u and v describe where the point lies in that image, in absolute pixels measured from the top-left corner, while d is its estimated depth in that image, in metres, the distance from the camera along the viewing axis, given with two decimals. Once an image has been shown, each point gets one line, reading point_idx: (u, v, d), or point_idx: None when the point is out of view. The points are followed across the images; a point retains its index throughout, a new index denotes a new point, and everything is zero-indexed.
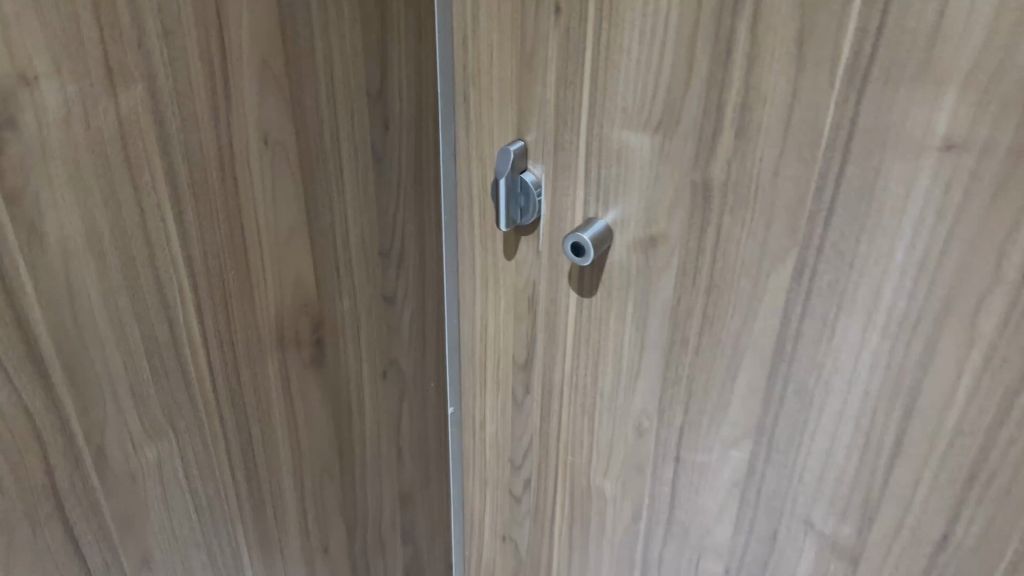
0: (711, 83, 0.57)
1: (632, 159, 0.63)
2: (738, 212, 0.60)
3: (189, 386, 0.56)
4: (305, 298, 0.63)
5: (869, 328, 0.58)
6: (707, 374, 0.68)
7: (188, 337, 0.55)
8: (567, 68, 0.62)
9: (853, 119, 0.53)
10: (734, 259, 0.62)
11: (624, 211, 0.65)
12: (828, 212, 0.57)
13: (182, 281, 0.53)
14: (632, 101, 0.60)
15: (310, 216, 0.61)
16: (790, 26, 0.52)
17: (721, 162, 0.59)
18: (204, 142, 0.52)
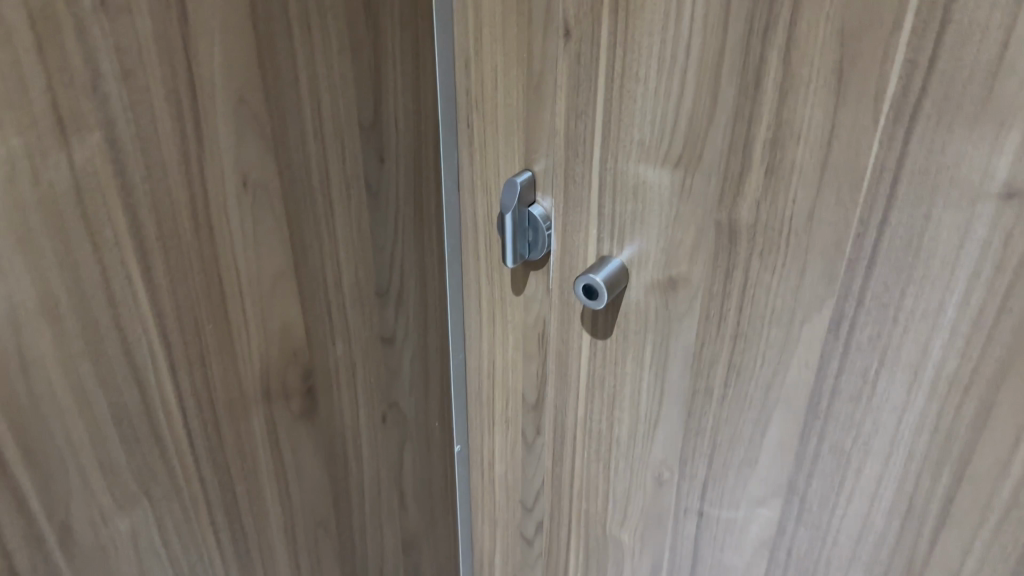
0: (738, 115, 0.51)
1: (650, 195, 0.57)
2: (768, 256, 0.54)
3: (164, 451, 0.51)
4: (293, 348, 0.58)
5: (915, 388, 0.52)
6: (734, 427, 0.62)
7: (161, 398, 0.50)
8: (578, 95, 0.56)
9: (901, 159, 0.47)
10: (764, 307, 0.56)
11: (641, 249, 0.60)
12: (870, 262, 0.51)
13: (153, 340, 0.49)
14: (650, 133, 0.55)
15: (296, 261, 0.56)
16: (828, 56, 0.46)
17: (750, 201, 0.53)
18: (173, 190, 0.47)
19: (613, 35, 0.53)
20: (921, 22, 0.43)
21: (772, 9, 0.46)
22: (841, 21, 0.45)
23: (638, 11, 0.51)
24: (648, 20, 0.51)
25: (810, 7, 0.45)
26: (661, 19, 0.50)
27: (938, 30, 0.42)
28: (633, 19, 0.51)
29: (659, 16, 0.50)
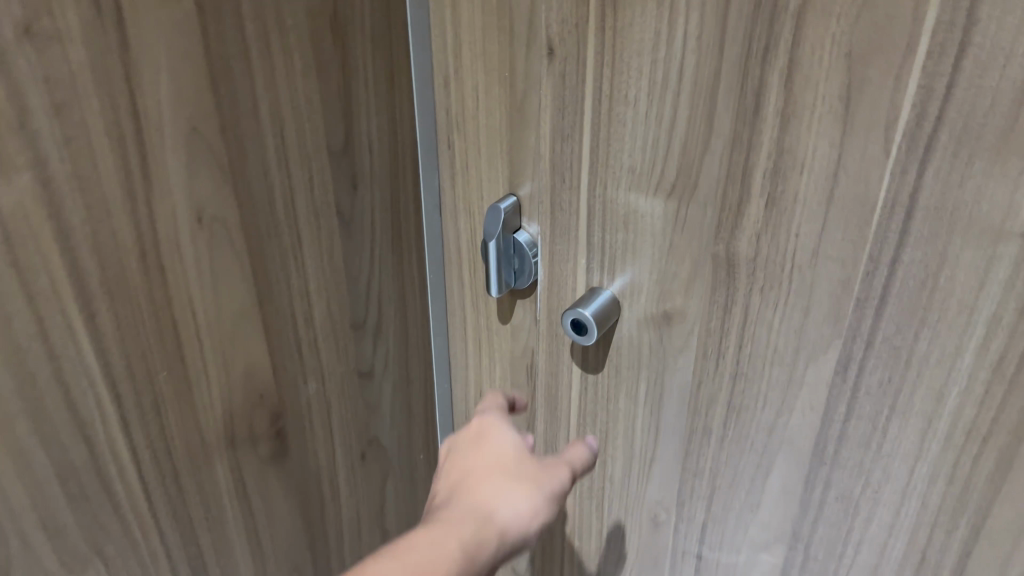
0: (735, 142, 0.46)
1: (642, 225, 0.53)
2: (769, 292, 0.50)
3: (117, 507, 0.48)
4: (259, 390, 0.54)
5: (929, 437, 0.47)
6: (734, 470, 0.57)
7: (112, 452, 0.47)
8: (563, 117, 0.52)
9: (914, 195, 0.42)
10: (764, 346, 0.52)
11: (633, 281, 0.55)
12: (880, 302, 0.46)
13: (100, 391, 0.45)
14: (641, 159, 0.50)
15: (261, 298, 0.52)
16: (834, 80, 0.41)
17: (749, 235, 0.48)
18: (119, 231, 0.43)
19: (600, 54, 0.48)
20: (937, 45, 0.38)
21: (772, 28, 0.42)
22: (849, 43, 0.40)
23: (626, 29, 0.46)
24: (637, 39, 0.46)
25: (815, 27, 0.40)
26: (650, 38, 0.46)
27: (957, 55, 0.37)
28: (621, 38, 0.47)
29: (649, 34, 0.46)
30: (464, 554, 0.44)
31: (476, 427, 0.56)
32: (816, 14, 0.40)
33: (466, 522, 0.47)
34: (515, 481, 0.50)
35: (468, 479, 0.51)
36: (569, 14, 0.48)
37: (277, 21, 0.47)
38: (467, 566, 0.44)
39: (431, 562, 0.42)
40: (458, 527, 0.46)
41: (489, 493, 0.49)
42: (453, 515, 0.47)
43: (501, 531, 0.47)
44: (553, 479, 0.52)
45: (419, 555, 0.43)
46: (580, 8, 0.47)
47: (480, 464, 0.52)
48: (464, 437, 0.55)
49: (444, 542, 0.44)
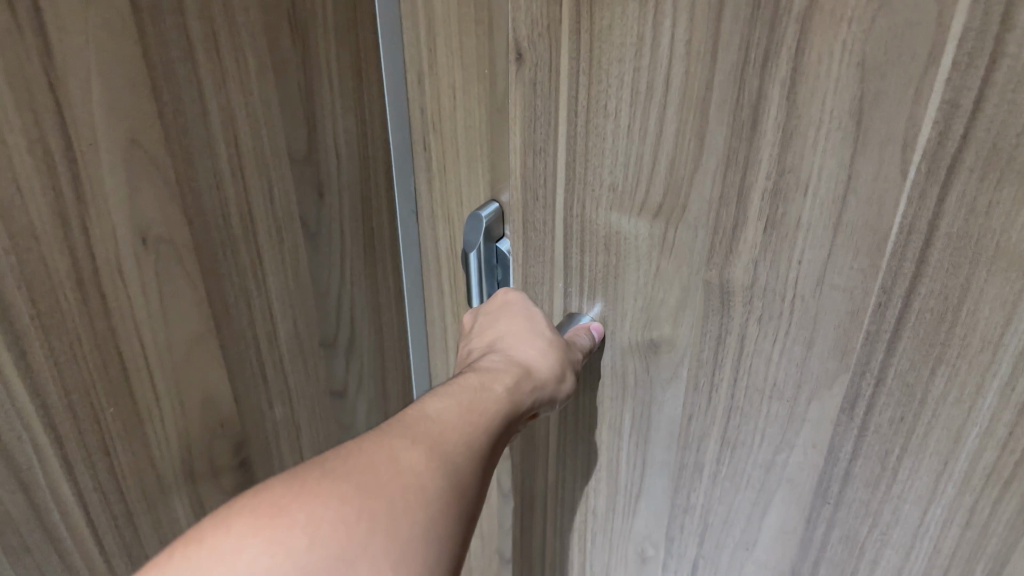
0: (730, 158, 0.36)
1: (626, 248, 0.43)
2: (768, 322, 0.39)
3: (63, 554, 0.44)
4: (221, 419, 0.50)
5: (941, 488, 0.36)
6: (728, 508, 0.47)
7: (55, 499, 0.42)
8: (535, 129, 0.44)
9: (934, 222, 0.31)
10: (762, 376, 0.40)
11: (618, 305, 0.46)
12: (893, 334, 0.34)
13: (37, 435, 0.41)
14: (623, 179, 0.41)
15: (219, 321, 0.48)
16: (845, 93, 0.31)
17: (744, 275, 0.38)
18: (50, 258, 0.38)
19: (575, 60, 0.39)
20: (965, 55, 0.27)
21: (773, 33, 0.32)
22: (862, 52, 0.30)
23: (603, 31, 0.37)
24: (617, 42, 0.37)
25: (824, 33, 0.30)
26: (632, 43, 0.36)
27: (986, 66, 0.27)
28: (598, 42, 0.37)
29: (630, 38, 0.36)
30: (511, 393, 0.41)
31: (493, 300, 0.50)
32: (823, 19, 0.30)
33: (505, 371, 0.43)
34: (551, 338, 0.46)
35: (502, 340, 0.47)
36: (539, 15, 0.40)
37: (227, 18, 0.42)
38: (514, 409, 0.40)
39: (479, 397, 0.39)
40: (501, 372, 0.42)
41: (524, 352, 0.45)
42: (492, 365, 0.43)
43: (541, 383, 0.44)
44: (579, 340, 0.47)
45: (466, 391, 0.39)
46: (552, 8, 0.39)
47: (512, 326, 0.48)
48: (485, 308, 0.50)
49: (489, 382, 0.41)
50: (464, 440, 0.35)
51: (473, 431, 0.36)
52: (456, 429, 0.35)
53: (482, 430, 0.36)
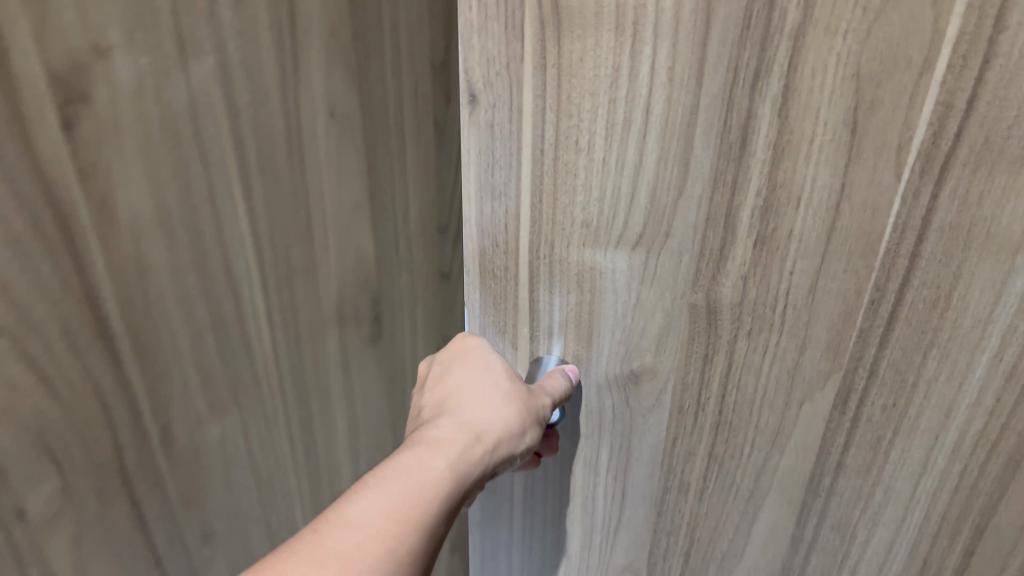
0: (716, 180, 0.40)
1: (601, 299, 0.46)
2: (758, 335, 0.43)
3: (252, 362, 0.56)
4: (365, 274, 0.63)
5: (933, 461, 0.43)
6: (724, 507, 0.51)
7: (252, 313, 0.55)
8: (494, 172, 0.45)
9: (927, 217, 0.37)
10: (750, 396, 0.46)
11: (594, 341, 0.48)
12: (886, 327, 0.40)
13: (250, 258, 0.53)
14: (597, 232, 0.44)
15: (372, 191, 0.60)
16: (838, 106, 0.35)
17: (729, 300, 0.43)
18: (273, 116, 0.50)
19: (541, 98, 0.41)
20: (959, 56, 0.32)
21: (762, 52, 0.35)
22: (857, 62, 0.34)
23: (575, 64, 0.39)
24: (589, 75, 0.39)
25: (817, 50, 0.34)
26: (607, 72, 0.39)
27: (980, 65, 0.32)
28: (568, 76, 0.40)
29: (603, 68, 0.39)
30: (454, 466, 0.43)
31: (459, 340, 0.51)
32: (818, 34, 0.34)
33: (452, 442, 0.44)
34: (505, 399, 0.47)
35: (458, 399, 0.48)
36: (495, 53, 0.41)
37: None
38: (457, 485, 0.43)
39: (422, 476, 0.41)
40: (448, 443, 0.44)
41: (477, 410, 0.47)
42: (443, 434, 0.45)
43: (493, 444, 0.46)
44: (541, 398, 0.48)
45: (405, 469, 0.41)
46: (509, 43, 0.41)
47: (468, 380, 0.49)
48: (445, 352, 0.51)
49: (432, 460, 0.42)
50: (389, 544, 0.38)
51: (402, 531, 0.39)
52: (378, 537, 0.38)
53: (417, 520, 0.40)
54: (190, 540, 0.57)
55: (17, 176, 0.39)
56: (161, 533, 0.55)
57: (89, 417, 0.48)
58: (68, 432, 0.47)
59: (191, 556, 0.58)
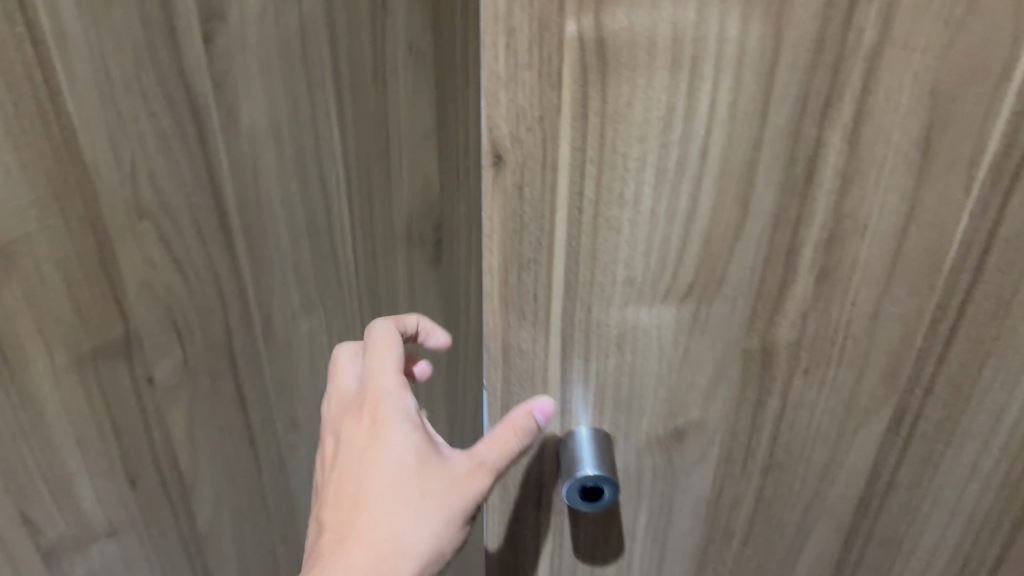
0: (778, 219, 0.35)
1: (646, 361, 0.39)
2: (816, 372, 0.40)
3: (337, 267, 0.65)
4: (430, 201, 0.71)
5: (974, 477, 0.45)
6: (771, 555, 0.49)
7: (339, 223, 0.63)
8: (520, 244, 0.36)
9: (969, 292, 0.38)
10: (806, 430, 0.43)
11: (634, 406, 0.40)
12: (946, 346, 0.40)
13: (340, 173, 0.61)
14: (638, 313, 0.37)
15: (440, 123, 0.68)
16: (912, 123, 0.32)
17: (786, 343, 0.39)
18: (363, 46, 0.59)
19: (579, 150, 0.33)
20: None
21: (835, 77, 0.31)
22: (933, 77, 0.31)
23: (621, 109, 0.32)
24: (639, 120, 0.32)
25: (894, 68, 0.31)
26: (660, 115, 0.32)
27: None
28: (612, 123, 0.32)
29: (657, 109, 0.32)
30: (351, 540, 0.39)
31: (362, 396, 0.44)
32: (896, 51, 0.30)
33: (346, 522, 0.40)
34: (464, 454, 0.41)
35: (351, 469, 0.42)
36: (526, 106, 0.32)
37: None
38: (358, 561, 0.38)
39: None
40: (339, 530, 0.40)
41: (369, 471, 0.41)
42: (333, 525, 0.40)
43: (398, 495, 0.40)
44: (513, 440, 0.39)
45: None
46: (546, 92, 0.32)
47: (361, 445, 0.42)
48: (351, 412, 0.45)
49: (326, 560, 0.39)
50: None
51: None
52: None
53: None
54: (279, 424, 0.66)
55: (166, 79, 0.48)
56: (256, 414, 0.64)
57: (209, 301, 0.56)
58: (190, 312, 0.55)
59: (279, 438, 0.67)
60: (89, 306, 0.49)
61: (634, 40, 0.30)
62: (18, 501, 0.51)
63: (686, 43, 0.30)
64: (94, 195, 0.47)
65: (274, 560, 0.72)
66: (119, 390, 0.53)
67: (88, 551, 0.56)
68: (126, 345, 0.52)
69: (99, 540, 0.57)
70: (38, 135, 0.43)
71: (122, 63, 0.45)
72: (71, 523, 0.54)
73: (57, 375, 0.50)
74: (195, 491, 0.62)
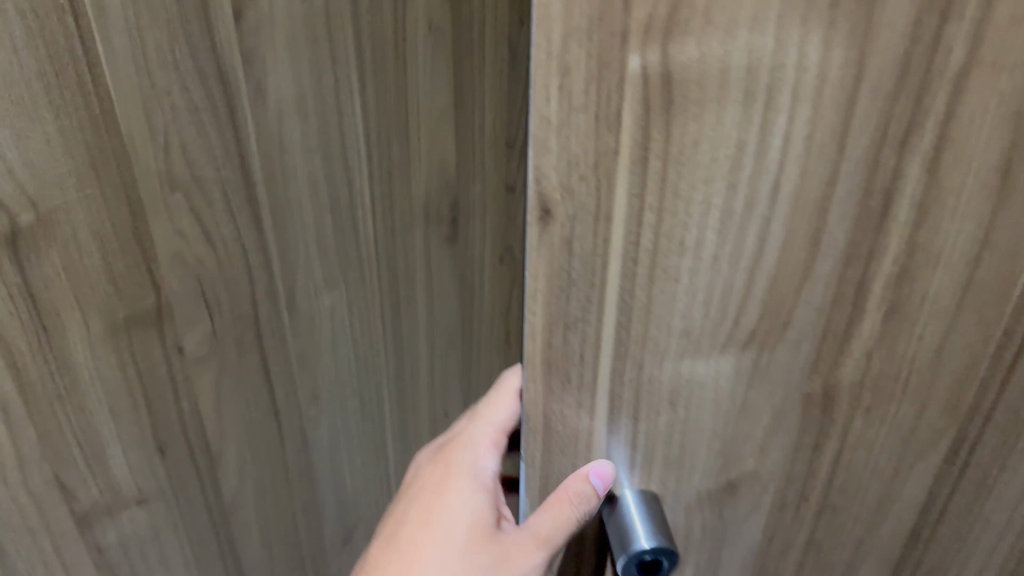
0: (849, 258, 0.32)
1: (700, 413, 0.35)
2: (876, 412, 0.37)
3: (358, 243, 0.66)
4: (447, 179, 0.72)
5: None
6: None
7: (360, 199, 0.65)
8: (567, 303, 0.32)
9: None
10: (862, 469, 0.40)
11: (685, 461, 0.37)
12: (1009, 372, 0.37)
13: (362, 150, 0.63)
14: (693, 372, 0.33)
15: (456, 101, 0.69)
16: (990, 151, 0.30)
17: (849, 382, 0.36)
18: (385, 24, 0.60)
19: (638, 196, 0.29)
20: None
21: (918, 104, 0.28)
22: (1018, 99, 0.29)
23: (686, 149, 0.28)
24: (705, 160, 0.28)
25: (980, 91, 0.28)
26: (731, 152, 0.28)
27: None
28: (674, 163, 0.28)
29: (727, 144, 0.28)
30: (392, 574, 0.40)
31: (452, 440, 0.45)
32: (983, 76, 0.28)
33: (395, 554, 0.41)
34: (518, 528, 0.39)
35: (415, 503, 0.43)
36: (580, 151, 0.28)
37: None
38: None
39: None
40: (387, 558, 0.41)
41: (432, 515, 0.41)
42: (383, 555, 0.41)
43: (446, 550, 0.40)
44: (569, 510, 0.36)
45: None
46: (602, 135, 0.28)
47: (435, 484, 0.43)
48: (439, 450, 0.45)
49: None
50: None
51: None
52: None
53: None
54: (302, 397, 0.68)
55: (199, 53, 0.49)
56: (280, 387, 0.65)
57: (237, 273, 0.58)
58: (218, 283, 0.57)
59: (301, 412, 0.68)
60: (124, 275, 0.51)
61: (704, 74, 0.26)
62: (53, 466, 0.52)
63: (763, 72, 0.26)
64: (130, 166, 0.48)
65: (295, 532, 0.74)
66: (150, 359, 0.55)
67: (119, 518, 0.58)
68: (157, 315, 0.54)
69: (130, 507, 0.58)
70: (77, 106, 0.44)
71: (157, 38, 0.47)
72: (103, 490, 0.56)
73: (93, 342, 0.51)
74: (220, 461, 0.63)
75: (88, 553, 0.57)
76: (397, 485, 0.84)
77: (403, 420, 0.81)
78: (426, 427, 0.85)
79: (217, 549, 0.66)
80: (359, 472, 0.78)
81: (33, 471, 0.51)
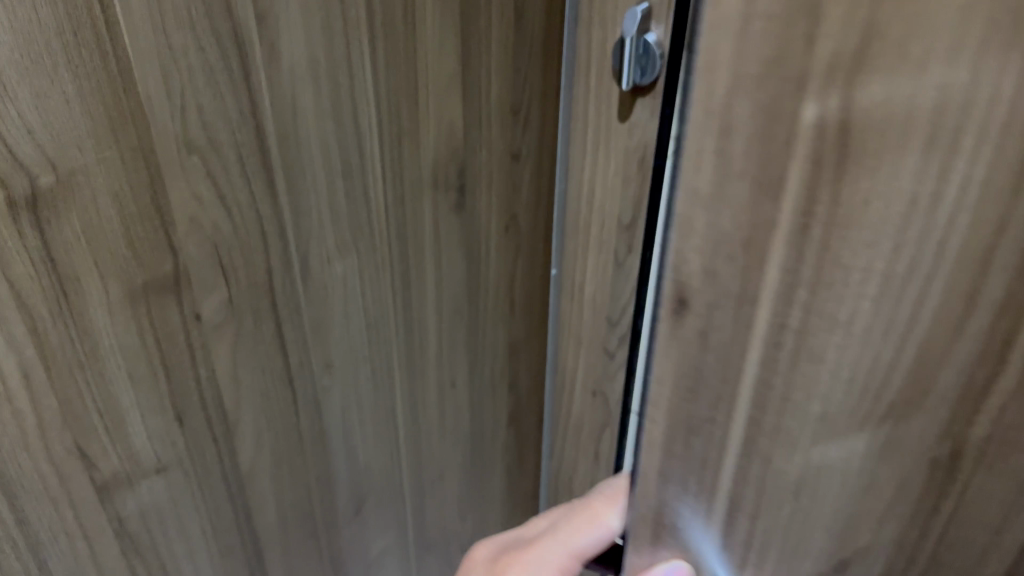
0: (1007, 306, 0.35)
1: (829, 477, 0.39)
2: (999, 469, 0.40)
3: (368, 210, 0.66)
4: (454, 146, 0.72)
5: None
6: None
7: (370, 166, 0.64)
8: (700, 356, 0.35)
9: None
10: (978, 521, 0.42)
11: (811, 512, 0.40)
12: None
13: (372, 115, 0.62)
14: (841, 425, 0.37)
15: (463, 67, 0.69)
16: None
17: (976, 445, 0.39)
18: None
19: (787, 269, 0.32)
20: None
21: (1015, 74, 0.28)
22: None
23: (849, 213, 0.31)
24: (871, 224, 0.31)
25: None
26: (904, 203, 0.31)
27: None
28: (837, 228, 0.31)
29: (897, 208, 0.31)
30: None
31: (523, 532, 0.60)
32: None
33: None
34: None
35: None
36: (726, 222, 0.31)
37: None
38: None
39: None
40: None
41: None
42: None
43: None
44: None
45: None
46: (758, 204, 0.31)
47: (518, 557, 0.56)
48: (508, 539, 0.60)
49: None
50: None
51: None
52: None
53: None
54: (315, 366, 0.68)
55: (213, 13, 0.48)
56: (295, 356, 0.65)
57: (252, 240, 0.57)
58: (234, 249, 0.56)
59: (315, 381, 0.68)
60: (142, 240, 0.50)
61: (887, 121, 0.29)
62: (74, 434, 0.52)
63: (932, 113, 0.29)
64: (148, 129, 0.48)
65: (309, 503, 0.74)
66: (169, 326, 0.54)
67: (139, 488, 0.57)
68: (175, 280, 0.53)
69: (149, 477, 0.58)
70: (96, 65, 0.44)
71: None
72: (123, 459, 0.56)
73: (112, 308, 0.50)
74: (237, 430, 0.63)
75: (109, 524, 0.56)
76: (407, 456, 0.85)
77: (412, 391, 0.81)
78: (433, 397, 0.85)
79: (234, 519, 0.66)
80: (370, 442, 0.78)
81: (54, 438, 0.51)
